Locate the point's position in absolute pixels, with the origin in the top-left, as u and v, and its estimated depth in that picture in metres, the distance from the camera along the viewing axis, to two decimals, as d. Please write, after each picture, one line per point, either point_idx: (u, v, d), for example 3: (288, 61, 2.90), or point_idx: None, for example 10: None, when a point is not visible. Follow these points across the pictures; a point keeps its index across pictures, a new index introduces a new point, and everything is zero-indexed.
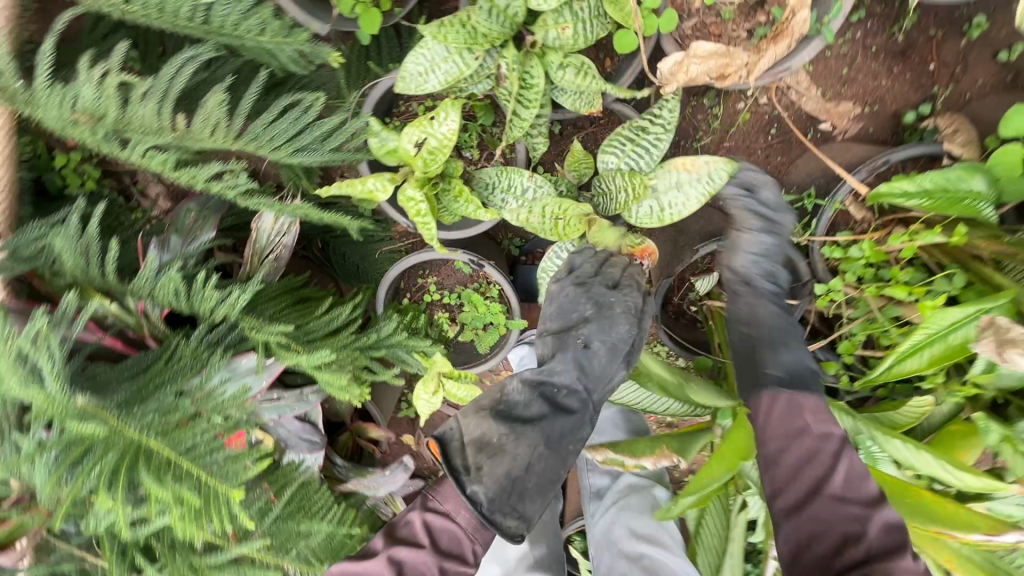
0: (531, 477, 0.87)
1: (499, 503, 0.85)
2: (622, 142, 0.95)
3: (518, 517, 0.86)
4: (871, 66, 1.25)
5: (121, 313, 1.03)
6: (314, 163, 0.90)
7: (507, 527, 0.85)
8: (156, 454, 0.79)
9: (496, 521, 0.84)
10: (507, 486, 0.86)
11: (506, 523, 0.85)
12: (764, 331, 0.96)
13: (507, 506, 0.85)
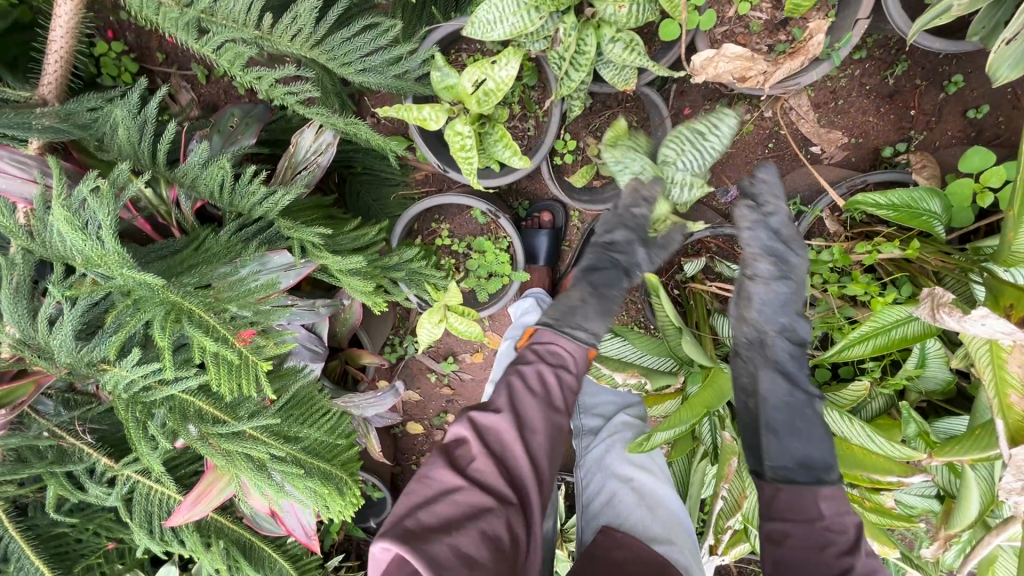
0: (590, 306, 1.11)
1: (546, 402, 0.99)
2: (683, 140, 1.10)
3: (585, 328, 1.08)
4: (863, 102, 1.42)
5: (155, 199, 1.10)
6: (375, 86, 0.99)
7: (578, 340, 1.06)
8: (198, 317, 0.85)
9: (569, 332, 1.06)
10: (573, 320, 1.08)
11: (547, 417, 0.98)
12: (770, 411, 1.00)
13: (572, 323, 1.07)
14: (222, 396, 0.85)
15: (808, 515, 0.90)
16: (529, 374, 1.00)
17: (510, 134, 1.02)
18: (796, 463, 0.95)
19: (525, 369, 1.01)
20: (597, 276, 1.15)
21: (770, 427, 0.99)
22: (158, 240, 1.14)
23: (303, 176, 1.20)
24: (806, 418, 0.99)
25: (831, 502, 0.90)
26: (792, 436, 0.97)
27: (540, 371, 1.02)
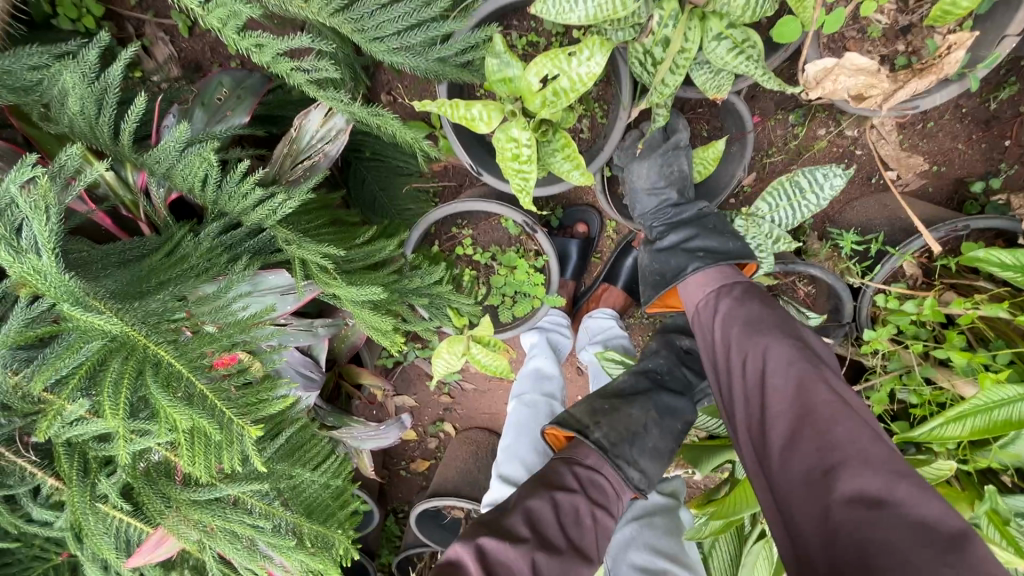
0: (650, 436, 0.95)
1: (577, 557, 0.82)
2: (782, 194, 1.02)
3: (638, 467, 0.92)
4: (954, 127, 1.24)
5: (119, 187, 0.87)
6: (410, 70, 0.77)
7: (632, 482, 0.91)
8: (166, 367, 0.64)
9: (626, 469, 0.91)
10: (633, 453, 0.92)
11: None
12: (658, 269, 1.04)
13: (630, 458, 0.92)
14: (194, 470, 0.66)
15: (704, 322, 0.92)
16: (568, 508, 0.85)
17: (575, 144, 0.81)
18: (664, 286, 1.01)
19: (563, 497, 0.85)
20: (665, 399, 1.00)
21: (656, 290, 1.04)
22: (120, 237, 0.92)
23: (306, 168, 0.99)
24: (667, 270, 1.02)
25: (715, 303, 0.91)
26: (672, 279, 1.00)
27: (578, 507, 0.86)
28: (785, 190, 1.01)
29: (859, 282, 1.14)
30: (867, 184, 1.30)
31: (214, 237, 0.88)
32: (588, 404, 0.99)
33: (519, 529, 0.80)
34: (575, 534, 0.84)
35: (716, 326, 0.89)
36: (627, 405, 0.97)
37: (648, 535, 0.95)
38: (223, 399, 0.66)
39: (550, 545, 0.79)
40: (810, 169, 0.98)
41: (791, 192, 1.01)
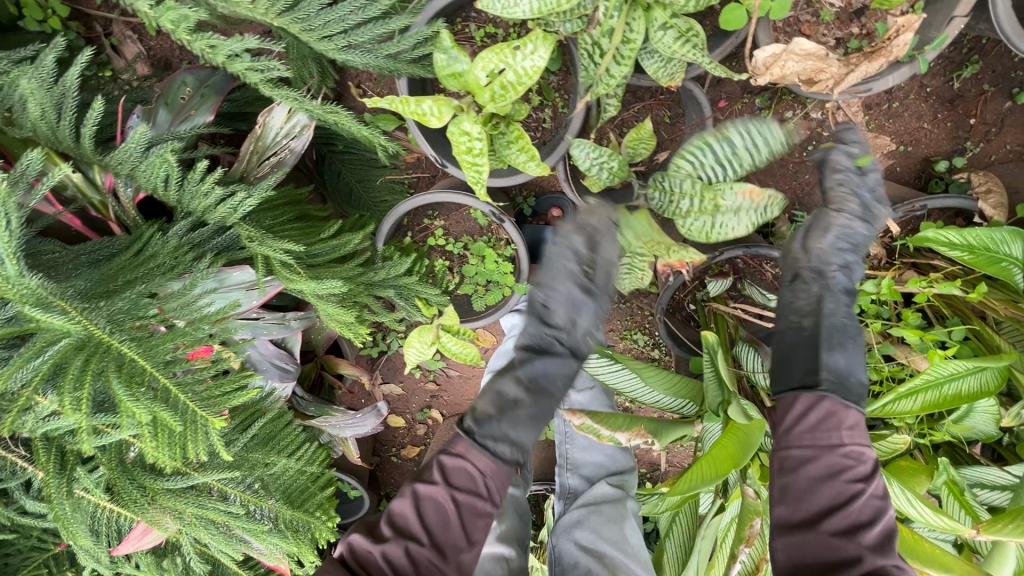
0: (523, 404, 0.93)
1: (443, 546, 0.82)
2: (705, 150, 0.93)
3: (512, 441, 0.91)
4: (919, 106, 1.25)
5: (86, 188, 0.89)
6: (362, 67, 0.78)
7: (496, 455, 0.89)
8: (130, 363, 0.67)
9: (492, 448, 0.89)
10: (502, 429, 0.91)
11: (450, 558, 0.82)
12: (835, 330, 0.89)
13: (494, 433, 0.90)
14: (161, 461, 0.69)
15: (829, 441, 0.79)
16: (428, 499, 0.86)
17: (528, 137, 0.83)
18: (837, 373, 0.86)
19: (426, 488, 0.87)
20: (532, 365, 0.95)
21: (829, 343, 0.88)
22: (91, 238, 0.94)
23: (272, 165, 1.01)
24: (845, 359, 0.88)
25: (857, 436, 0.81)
26: (845, 377, 0.86)
27: (439, 497, 0.85)
28: (714, 147, 0.93)
29: None
30: (836, 166, 1.30)
31: (182, 236, 0.90)
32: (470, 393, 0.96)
33: (383, 528, 0.84)
34: (438, 527, 0.84)
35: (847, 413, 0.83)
36: (498, 382, 0.95)
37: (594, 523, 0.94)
38: (186, 392, 0.69)
39: (405, 532, 0.82)
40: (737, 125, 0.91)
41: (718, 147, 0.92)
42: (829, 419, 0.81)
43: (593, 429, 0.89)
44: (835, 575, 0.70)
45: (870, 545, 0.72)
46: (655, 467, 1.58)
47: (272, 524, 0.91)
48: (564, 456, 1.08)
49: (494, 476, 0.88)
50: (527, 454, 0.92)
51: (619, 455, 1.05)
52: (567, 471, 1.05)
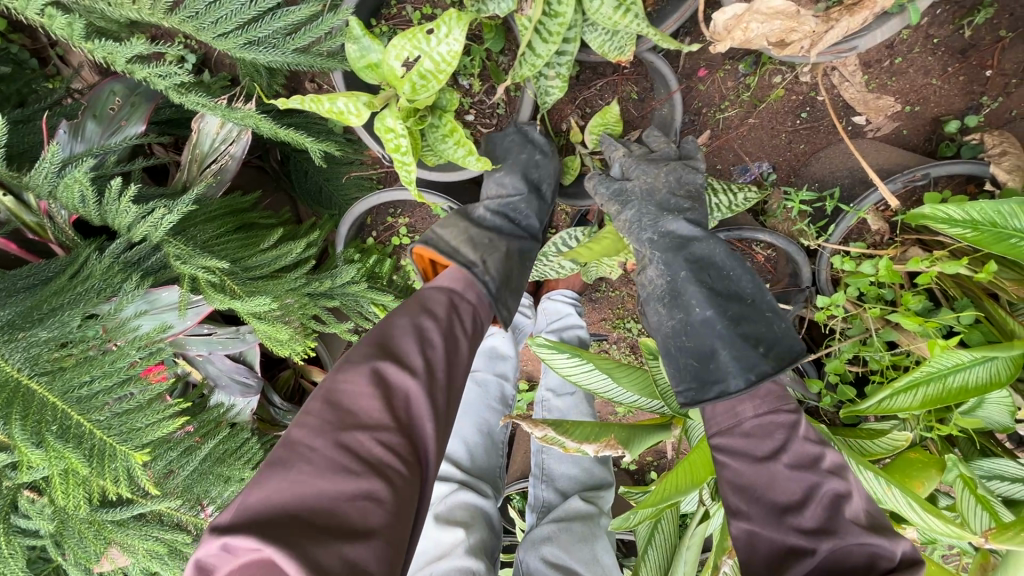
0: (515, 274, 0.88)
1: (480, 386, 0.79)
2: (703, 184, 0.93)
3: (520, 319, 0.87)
4: (926, 60, 1.12)
5: (16, 210, 0.86)
6: (272, 64, 0.72)
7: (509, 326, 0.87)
8: (39, 401, 0.64)
9: (500, 310, 0.83)
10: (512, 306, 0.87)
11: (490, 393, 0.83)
12: (674, 333, 0.82)
13: (503, 304, 0.85)
14: (80, 501, 0.66)
15: (726, 422, 0.75)
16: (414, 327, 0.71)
17: (463, 129, 0.76)
18: (692, 368, 0.79)
19: (398, 319, 0.72)
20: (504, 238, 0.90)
21: (715, 376, 0.76)
22: (30, 261, 0.91)
23: (212, 172, 0.97)
24: (674, 350, 0.81)
25: (750, 402, 0.75)
26: (692, 350, 0.79)
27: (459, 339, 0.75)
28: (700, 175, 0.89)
29: (814, 243, 1.06)
30: (831, 133, 1.18)
31: (118, 255, 0.86)
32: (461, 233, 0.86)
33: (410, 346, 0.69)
34: (458, 369, 0.74)
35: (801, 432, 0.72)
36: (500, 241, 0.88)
37: (563, 540, 0.88)
38: (104, 428, 0.67)
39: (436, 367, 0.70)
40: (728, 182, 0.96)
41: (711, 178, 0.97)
42: (760, 429, 0.73)
43: (558, 440, 0.74)
44: None
45: (807, 530, 0.63)
46: (658, 458, 1.51)
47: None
48: (539, 466, 1.04)
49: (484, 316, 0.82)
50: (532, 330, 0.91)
51: (595, 469, 1.02)
52: (542, 482, 1.01)
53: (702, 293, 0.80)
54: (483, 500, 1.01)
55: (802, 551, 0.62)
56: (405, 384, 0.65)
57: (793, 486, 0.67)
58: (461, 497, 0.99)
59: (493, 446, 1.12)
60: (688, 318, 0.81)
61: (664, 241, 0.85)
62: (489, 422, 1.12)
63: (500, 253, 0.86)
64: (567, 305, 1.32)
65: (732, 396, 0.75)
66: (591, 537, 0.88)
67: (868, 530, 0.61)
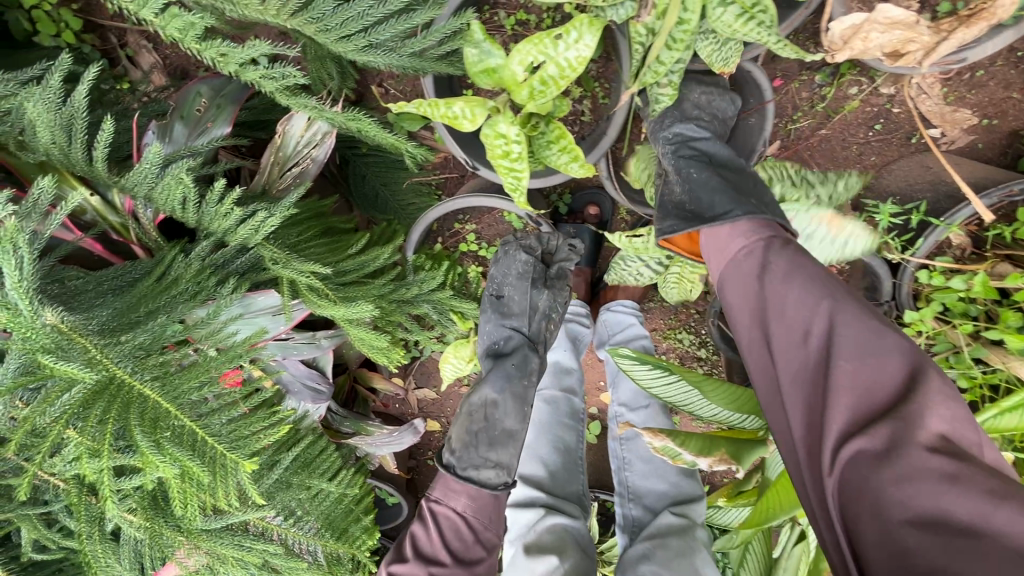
0: (505, 407, 0.93)
1: (470, 458, 0.91)
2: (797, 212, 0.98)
3: (494, 464, 0.91)
4: (1007, 73, 1.10)
5: (104, 210, 0.85)
6: (384, 67, 0.71)
7: (483, 482, 0.90)
8: (153, 406, 0.63)
9: (479, 475, 0.90)
10: (481, 454, 0.92)
11: (481, 474, 0.90)
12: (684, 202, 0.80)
13: (476, 459, 0.91)
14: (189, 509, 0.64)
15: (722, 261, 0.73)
16: (412, 546, 0.90)
17: (571, 135, 0.75)
18: (685, 217, 0.78)
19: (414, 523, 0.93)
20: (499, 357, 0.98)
21: (710, 214, 0.76)
22: (113, 262, 0.90)
23: (293, 175, 0.96)
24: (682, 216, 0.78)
25: (743, 239, 0.71)
26: (690, 210, 0.78)
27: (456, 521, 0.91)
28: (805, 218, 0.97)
29: (898, 257, 1.03)
30: (907, 145, 1.17)
31: (205, 258, 0.85)
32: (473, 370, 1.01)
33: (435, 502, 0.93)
34: (454, 536, 0.90)
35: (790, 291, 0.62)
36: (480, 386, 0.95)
37: (660, 556, 0.85)
38: (213, 434, 0.65)
39: (434, 560, 0.88)
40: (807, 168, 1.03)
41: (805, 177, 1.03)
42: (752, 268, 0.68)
43: (676, 454, 0.75)
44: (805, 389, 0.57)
45: (806, 335, 0.59)
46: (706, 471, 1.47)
47: (307, 557, 0.88)
48: (624, 483, 1.03)
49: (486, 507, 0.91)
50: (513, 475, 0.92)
51: (683, 483, 0.99)
52: (629, 500, 1.01)
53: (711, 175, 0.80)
54: (573, 521, 0.98)
55: (801, 359, 0.58)
56: (406, 563, 0.87)
57: (790, 312, 0.61)
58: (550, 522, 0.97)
59: (574, 463, 1.09)
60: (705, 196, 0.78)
61: (678, 138, 0.87)
62: (565, 441, 1.10)
63: (509, 390, 0.94)
64: (629, 316, 1.28)
65: (730, 235, 0.73)
66: (688, 551, 0.85)
67: (858, 329, 0.55)
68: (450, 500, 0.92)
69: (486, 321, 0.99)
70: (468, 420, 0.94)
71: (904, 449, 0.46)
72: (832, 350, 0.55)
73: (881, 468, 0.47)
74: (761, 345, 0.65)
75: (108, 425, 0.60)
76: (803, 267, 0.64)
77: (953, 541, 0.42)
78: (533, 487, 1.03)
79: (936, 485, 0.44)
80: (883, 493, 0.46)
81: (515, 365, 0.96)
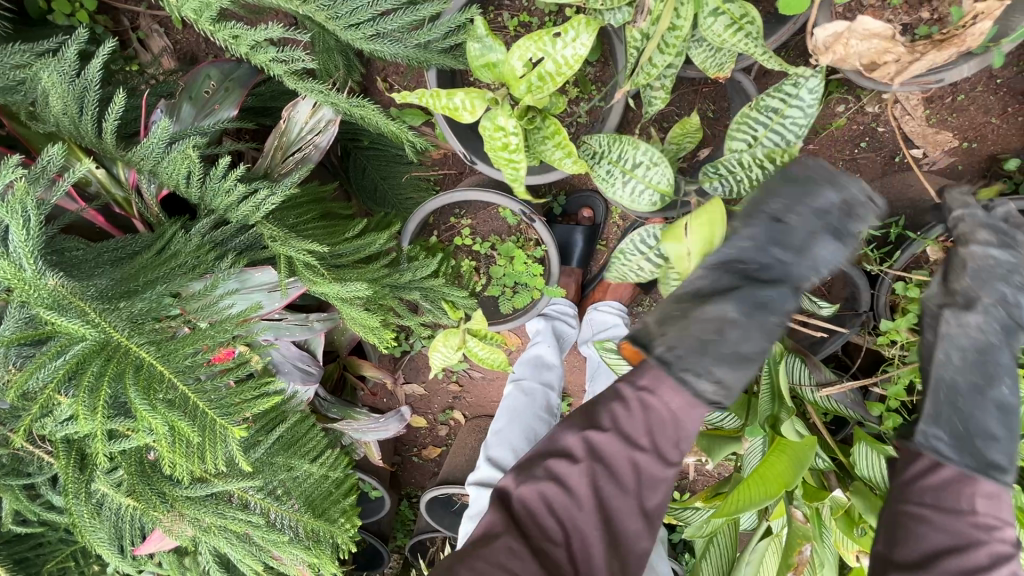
0: (749, 336, 0.75)
1: (687, 359, 0.73)
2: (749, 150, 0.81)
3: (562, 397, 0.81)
4: (987, 99, 1.15)
5: (109, 183, 0.88)
6: (389, 57, 0.74)
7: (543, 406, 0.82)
8: (148, 368, 0.65)
9: (690, 387, 0.73)
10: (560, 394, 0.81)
11: (699, 384, 0.73)
12: (953, 387, 0.75)
13: (696, 364, 0.73)
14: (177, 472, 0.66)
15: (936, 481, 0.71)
16: (586, 446, 0.76)
17: (565, 131, 0.78)
18: (956, 425, 0.73)
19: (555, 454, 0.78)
20: (700, 309, 0.76)
21: (982, 433, 0.73)
22: (114, 235, 0.92)
23: (295, 160, 0.98)
24: (729, 275, 0.77)
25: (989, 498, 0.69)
26: (980, 430, 0.73)
27: (610, 444, 0.75)
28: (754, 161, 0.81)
29: (877, 269, 1.07)
30: (891, 163, 1.21)
31: (206, 235, 0.87)
32: (657, 311, 0.78)
33: (604, 424, 0.76)
34: (607, 455, 0.75)
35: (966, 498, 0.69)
36: (700, 306, 0.76)
37: None
38: (205, 400, 0.68)
39: (570, 456, 0.76)
40: (773, 87, 0.75)
41: (765, 118, 0.77)
42: (995, 510, 0.68)
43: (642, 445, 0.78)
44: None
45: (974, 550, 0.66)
46: (682, 477, 1.48)
47: (288, 533, 0.89)
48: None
49: (648, 415, 0.74)
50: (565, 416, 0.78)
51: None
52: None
53: (835, 235, 0.77)
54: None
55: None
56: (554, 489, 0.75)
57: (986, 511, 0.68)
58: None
59: None
60: (766, 265, 0.78)
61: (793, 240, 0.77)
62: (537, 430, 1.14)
63: (765, 328, 0.76)
64: (614, 316, 1.31)
65: (991, 460, 0.71)
66: (645, 545, 0.94)
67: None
68: (639, 437, 0.75)
69: (747, 227, 0.77)
70: (693, 293, 0.76)
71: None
72: None
73: None
74: (892, 534, 0.71)
75: (105, 385, 0.62)
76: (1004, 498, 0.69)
77: None
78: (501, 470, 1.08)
79: None
80: None
81: (765, 299, 0.76)
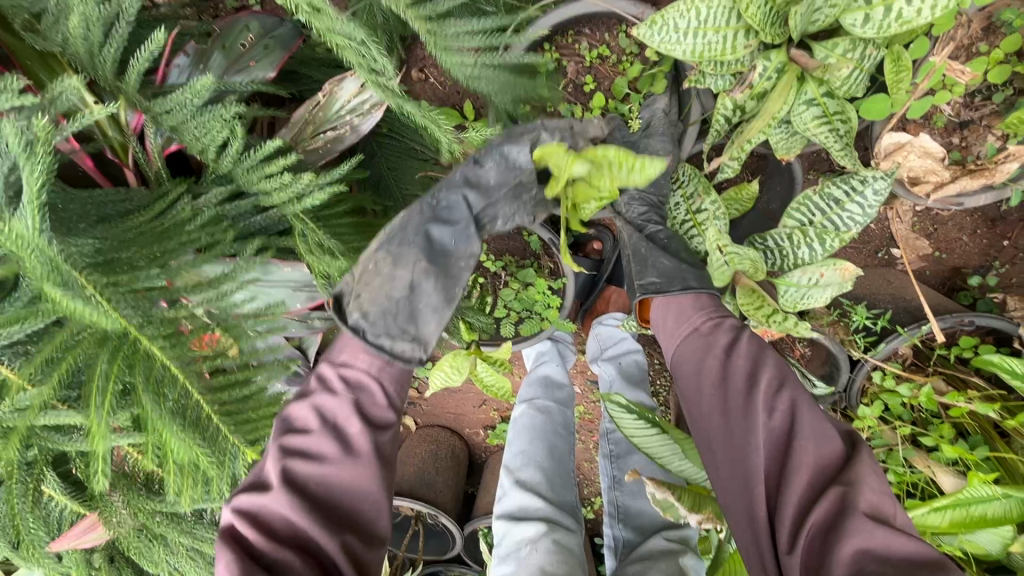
0: (422, 287, 0.79)
1: (386, 324, 0.77)
2: (811, 210, 0.83)
3: (411, 336, 0.78)
4: (962, 219, 1.26)
5: (109, 124, 0.75)
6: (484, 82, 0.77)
7: (394, 354, 0.76)
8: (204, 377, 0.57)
9: (390, 351, 0.76)
10: (398, 324, 0.78)
11: (420, 306, 0.79)
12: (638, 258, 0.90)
13: (394, 329, 0.77)
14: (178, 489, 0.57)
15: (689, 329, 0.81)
16: (293, 439, 0.69)
17: None
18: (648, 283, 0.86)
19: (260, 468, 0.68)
20: (444, 196, 0.81)
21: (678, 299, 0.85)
22: (101, 184, 0.79)
23: (328, 143, 0.90)
24: (414, 219, 0.80)
25: (703, 310, 0.82)
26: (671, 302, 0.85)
27: (317, 428, 0.71)
28: (827, 224, 0.82)
29: (859, 354, 1.14)
30: (873, 258, 1.30)
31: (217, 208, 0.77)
32: (409, 214, 0.80)
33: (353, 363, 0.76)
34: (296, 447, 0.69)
35: (723, 355, 0.76)
36: (432, 231, 0.81)
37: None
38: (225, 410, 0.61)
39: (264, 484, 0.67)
40: (840, 178, 0.79)
41: (825, 206, 0.81)
42: (750, 359, 0.74)
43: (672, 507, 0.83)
44: (785, 478, 0.64)
45: (751, 401, 0.70)
46: None
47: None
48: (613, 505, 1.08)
49: (389, 372, 0.77)
50: (430, 352, 0.79)
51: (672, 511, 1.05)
52: (619, 522, 1.05)
53: (512, 194, 0.84)
54: (567, 536, 1.07)
55: (754, 431, 0.68)
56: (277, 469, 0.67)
57: (745, 367, 0.73)
58: (550, 539, 1.04)
59: (564, 476, 1.17)
60: (455, 205, 0.82)
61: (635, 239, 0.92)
62: (557, 448, 1.18)
63: (415, 258, 0.78)
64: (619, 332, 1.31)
65: (693, 312, 0.82)
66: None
67: (772, 380, 0.71)
68: (347, 419, 0.72)
69: (446, 186, 0.81)
70: (433, 214, 0.81)
71: (854, 509, 0.59)
72: (766, 406, 0.69)
73: (837, 536, 0.58)
74: (710, 416, 0.74)
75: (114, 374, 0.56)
76: (760, 353, 0.75)
77: (878, 557, 0.56)
78: (535, 498, 1.09)
79: (861, 515, 0.58)
80: (838, 532, 0.58)
81: (443, 246, 0.81)
